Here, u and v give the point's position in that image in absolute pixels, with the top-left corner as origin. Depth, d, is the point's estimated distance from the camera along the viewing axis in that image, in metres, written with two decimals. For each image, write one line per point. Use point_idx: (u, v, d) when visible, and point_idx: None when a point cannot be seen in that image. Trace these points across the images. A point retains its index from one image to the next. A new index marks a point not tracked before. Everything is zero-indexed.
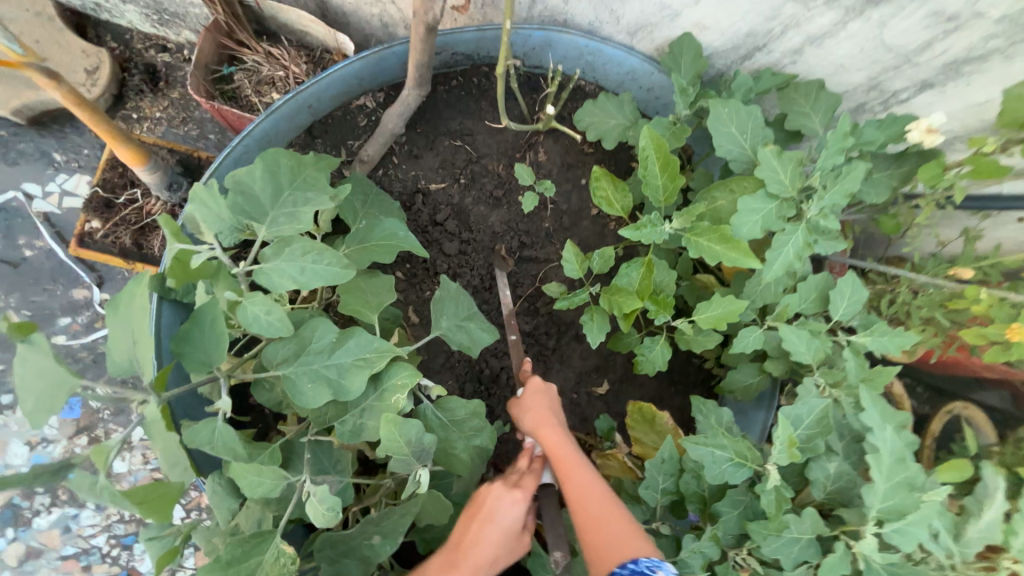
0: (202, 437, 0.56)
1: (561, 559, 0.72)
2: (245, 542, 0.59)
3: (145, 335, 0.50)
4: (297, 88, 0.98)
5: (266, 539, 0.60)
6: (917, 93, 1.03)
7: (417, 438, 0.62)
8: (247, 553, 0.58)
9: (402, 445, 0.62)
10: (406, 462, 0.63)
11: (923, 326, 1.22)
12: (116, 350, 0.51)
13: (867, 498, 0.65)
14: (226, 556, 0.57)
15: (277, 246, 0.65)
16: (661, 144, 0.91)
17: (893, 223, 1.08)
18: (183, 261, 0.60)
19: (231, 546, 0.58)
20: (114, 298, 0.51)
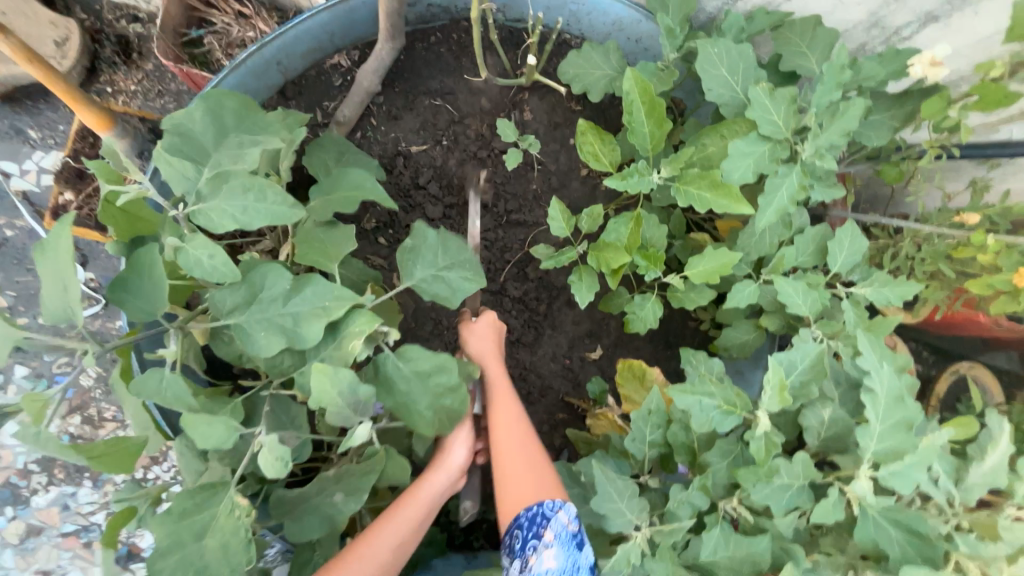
0: (149, 386, 0.56)
1: (470, 507, 0.88)
2: (198, 493, 0.58)
3: (68, 275, 0.53)
4: (262, 42, 0.93)
5: (218, 492, 0.59)
6: (921, 28, 0.96)
7: (349, 391, 0.60)
8: (200, 504, 0.58)
9: (336, 397, 0.60)
10: (342, 415, 0.62)
11: (927, 280, 1.18)
12: (49, 295, 0.54)
13: (861, 439, 0.62)
14: (178, 508, 0.57)
15: (215, 183, 0.65)
16: (646, 87, 0.86)
17: (896, 170, 1.02)
18: (110, 203, 0.61)
19: (184, 498, 0.58)
20: (43, 245, 0.54)
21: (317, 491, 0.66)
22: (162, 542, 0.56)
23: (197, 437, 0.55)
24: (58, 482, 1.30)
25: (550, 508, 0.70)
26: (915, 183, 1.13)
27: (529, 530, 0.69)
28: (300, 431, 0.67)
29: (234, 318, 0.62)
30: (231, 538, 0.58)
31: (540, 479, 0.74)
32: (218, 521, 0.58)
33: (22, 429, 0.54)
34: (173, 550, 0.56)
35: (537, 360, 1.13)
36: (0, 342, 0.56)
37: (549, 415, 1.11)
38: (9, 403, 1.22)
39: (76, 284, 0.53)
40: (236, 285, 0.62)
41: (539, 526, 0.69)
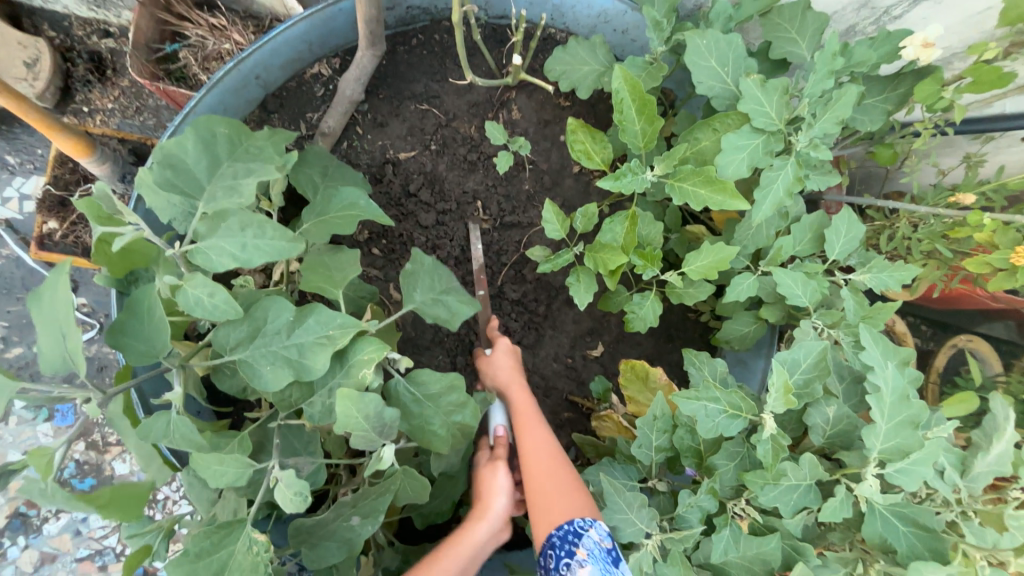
0: (157, 429, 0.55)
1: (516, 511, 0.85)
2: (214, 533, 0.58)
3: (62, 322, 0.50)
4: (238, 56, 0.90)
5: (235, 529, 0.59)
6: (912, 7, 0.94)
7: (377, 411, 0.60)
8: (217, 544, 0.57)
9: (361, 421, 0.60)
10: (367, 438, 0.62)
11: (924, 260, 1.18)
12: (46, 345, 0.52)
13: (867, 439, 0.62)
14: (193, 548, 0.56)
15: (213, 221, 0.62)
16: (636, 85, 0.84)
17: (891, 153, 1.02)
18: (104, 244, 0.60)
19: (199, 538, 0.57)
20: (36, 294, 0.52)
21: (333, 516, 0.65)
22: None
23: (208, 476, 0.55)
24: (69, 509, 1.30)
25: (581, 525, 0.69)
26: (910, 162, 1.12)
27: (561, 549, 0.68)
28: (315, 457, 0.66)
29: (238, 354, 0.61)
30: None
31: (568, 493, 0.72)
32: (236, 557, 0.58)
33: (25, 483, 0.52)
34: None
35: (539, 362, 1.13)
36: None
37: (554, 416, 1.12)
38: (12, 434, 1.22)
39: (72, 330, 0.50)
40: (237, 321, 0.61)
41: (570, 543, 0.67)
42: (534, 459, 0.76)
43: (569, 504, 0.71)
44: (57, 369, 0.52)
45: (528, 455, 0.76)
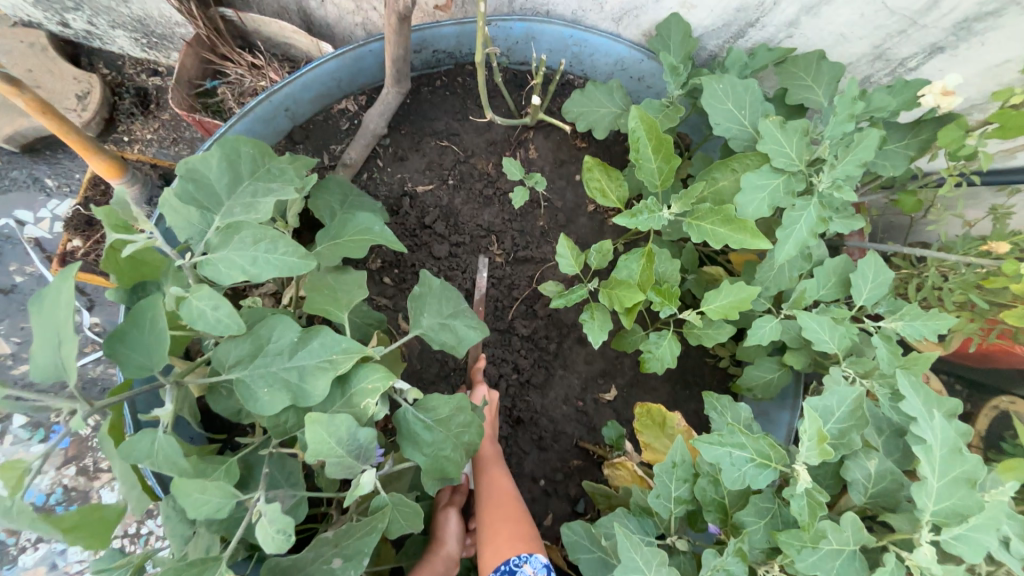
0: (140, 449, 0.52)
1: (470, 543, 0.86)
2: (187, 569, 0.52)
3: (61, 329, 0.49)
4: (270, 89, 0.95)
5: (208, 568, 0.54)
6: (927, 58, 0.96)
7: (352, 436, 0.57)
8: None
9: (334, 447, 0.56)
10: (344, 465, 0.57)
11: (958, 310, 1.12)
12: (40, 352, 0.51)
13: (918, 499, 0.55)
14: None
15: (226, 234, 0.62)
16: (653, 123, 0.85)
17: (915, 199, 1.00)
18: (114, 254, 0.60)
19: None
20: (39, 299, 0.51)
21: (312, 558, 0.57)
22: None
23: (190, 505, 0.51)
24: (48, 539, 1.24)
25: (516, 562, 0.72)
26: (935, 211, 1.10)
27: None
28: (297, 489, 0.62)
29: (236, 373, 0.59)
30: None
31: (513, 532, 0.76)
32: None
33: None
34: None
35: (548, 404, 1.07)
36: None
37: (562, 463, 1.05)
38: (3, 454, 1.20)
39: (69, 339, 0.49)
40: (241, 337, 0.59)
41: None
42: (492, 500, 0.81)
43: (515, 540, 0.75)
44: (49, 377, 0.50)
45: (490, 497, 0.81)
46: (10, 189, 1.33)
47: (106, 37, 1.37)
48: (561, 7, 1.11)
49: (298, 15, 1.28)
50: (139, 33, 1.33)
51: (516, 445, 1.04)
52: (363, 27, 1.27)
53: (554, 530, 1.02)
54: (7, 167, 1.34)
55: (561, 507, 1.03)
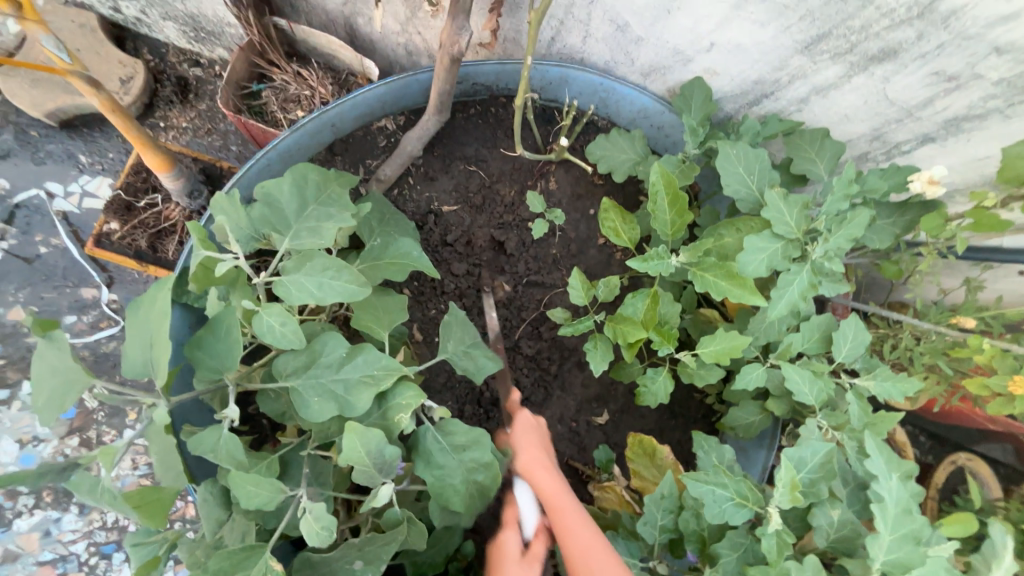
0: (207, 442, 0.59)
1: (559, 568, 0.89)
2: (233, 554, 0.59)
3: (156, 331, 0.54)
4: (322, 107, 1.02)
5: (253, 555, 0.61)
6: (919, 145, 1.06)
7: (377, 449, 0.63)
8: (234, 566, 0.59)
9: (363, 457, 0.63)
10: (368, 474, 0.65)
11: (926, 373, 1.22)
12: (130, 349, 0.56)
13: (870, 548, 0.64)
14: (213, 567, 0.58)
15: (298, 259, 0.68)
16: (671, 180, 0.94)
17: (896, 269, 1.10)
18: (202, 265, 0.65)
19: (219, 558, 0.59)
20: (135, 303, 0.57)
21: (337, 556, 0.67)
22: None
23: (243, 496, 0.57)
24: (44, 507, 1.27)
25: None
26: (914, 280, 1.20)
27: None
28: (327, 489, 0.69)
29: (290, 381, 0.65)
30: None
31: (616, 573, 0.69)
32: None
33: (79, 478, 0.59)
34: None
35: (544, 421, 1.14)
36: (72, 386, 0.60)
37: None
38: (11, 420, 1.26)
39: (163, 342, 0.54)
40: (298, 350, 0.66)
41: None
42: (571, 542, 0.73)
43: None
44: (137, 373, 0.56)
45: (566, 537, 0.74)
46: (44, 161, 1.38)
47: (154, 26, 1.42)
48: (594, 56, 1.20)
49: (344, 29, 1.34)
50: (189, 27, 1.38)
51: None
52: (405, 47, 1.34)
53: None
54: (43, 140, 1.38)
55: None
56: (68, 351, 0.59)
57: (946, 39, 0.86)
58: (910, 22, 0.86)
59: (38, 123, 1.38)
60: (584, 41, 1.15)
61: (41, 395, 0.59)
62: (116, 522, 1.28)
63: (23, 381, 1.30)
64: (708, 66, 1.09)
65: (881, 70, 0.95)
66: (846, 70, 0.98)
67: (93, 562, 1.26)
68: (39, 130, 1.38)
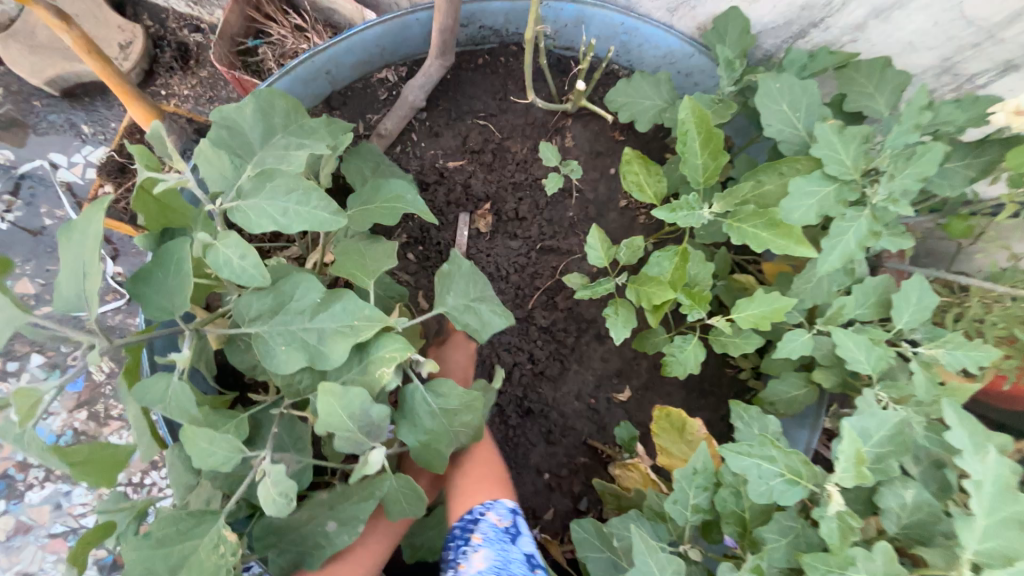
0: (153, 394, 0.53)
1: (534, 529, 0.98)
2: (183, 520, 0.57)
3: (87, 258, 0.48)
4: (314, 51, 0.94)
5: (206, 521, 0.58)
6: (1000, 76, 0.91)
7: (361, 411, 0.56)
8: (183, 532, 0.56)
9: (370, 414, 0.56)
10: (353, 441, 0.58)
11: (999, 346, 1.07)
12: (64, 281, 0.50)
13: (961, 534, 0.53)
14: (157, 533, 0.55)
15: (258, 179, 0.60)
16: (704, 116, 0.81)
17: (966, 224, 0.96)
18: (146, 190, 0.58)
19: (165, 523, 0.56)
20: (67, 227, 0.51)
21: (307, 519, 0.64)
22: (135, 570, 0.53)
23: (196, 454, 0.52)
24: (55, 479, 1.26)
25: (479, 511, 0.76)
26: (986, 240, 1.04)
27: (460, 536, 0.75)
28: (302, 455, 0.64)
29: (257, 327, 0.58)
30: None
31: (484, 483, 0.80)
32: (199, 552, 0.56)
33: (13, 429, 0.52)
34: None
35: (560, 397, 1.05)
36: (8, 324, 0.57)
37: (569, 459, 1.03)
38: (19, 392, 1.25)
39: (93, 272, 0.48)
40: (265, 291, 0.58)
41: (467, 530, 0.75)
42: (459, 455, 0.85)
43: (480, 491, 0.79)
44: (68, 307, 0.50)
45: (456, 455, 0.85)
46: (47, 132, 1.35)
47: None
48: None
49: None
50: None
51: (524, 436, 1.03)
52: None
53: (555, 524, 1.01)
54: (46, 110, 1.35)
55: (562, 503, 1.02)
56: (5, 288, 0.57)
57: None
58: None
59: (41, 92, 1.35)
60: None
61: None
62: None
63: (30, 353, 1.29)
64: None
65: None
66: None
67: None
68: (42, 100, 1.36)
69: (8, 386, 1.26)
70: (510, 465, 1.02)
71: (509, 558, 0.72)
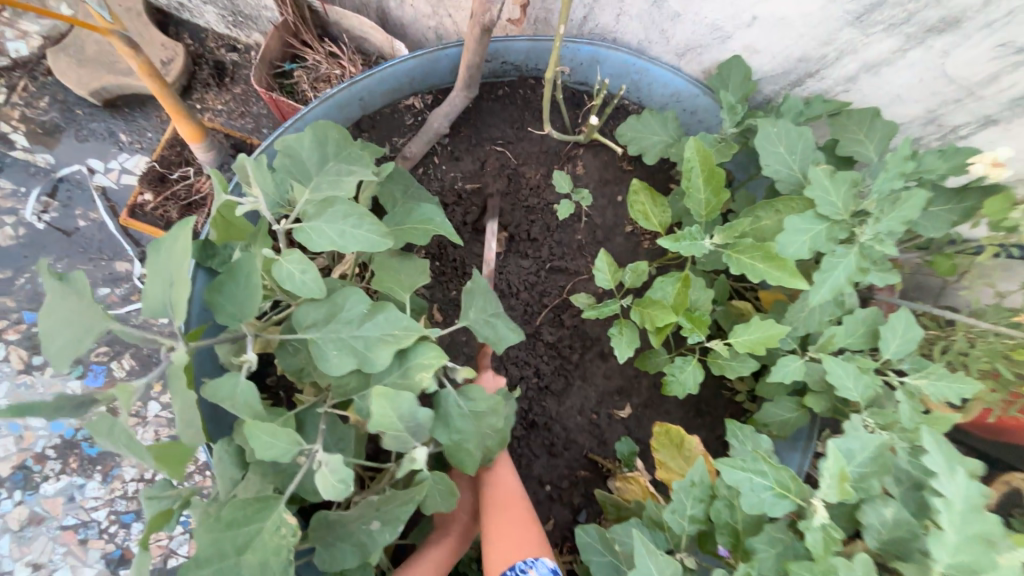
0: (225, 391, 0.61)
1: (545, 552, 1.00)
2: (248, 505, 0.61)
3: (179, 269, 0.55)
4: (351, 80, 1.02)
5: (268, 506, 0.62)
6: (980, 129, 0.98)
7: (410, 412, 0.63)
8: (248, 517, 0.61)
9: (400, 416, 0.62)
10: (401, 438, 0.65)
11: (982, 378, 1.12)
12: (151, 289, 0.56)
13: (933, 549, 0.58)
14: (227, 516, 0.60)
15: (321, 206, 0.69)
16: (707, 156, 0.89)
17: (950, 263, 1.02)
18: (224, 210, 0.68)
19: (233, 508, 0.60)
20: (156, 242, 0.57)
21: (355, 517, 0.67)
22: (202, 551, 0.58)
23: (258, 446, 0.58)
24: (70, 472, 1.30)
25: (523, 566, 0.77)
26: (969, 277, 1.11)
27: None
28: (346, 454, 0.69)
29: (310, 334, 0.66)
30: (271, 557, 0.61)
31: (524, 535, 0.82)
32: (263, 535, 0.61)
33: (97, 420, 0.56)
34: (211, 562, 0.59)
35: (563, 411, 1.10)
36: (92, 331, 0.59)
37: (570, 472, 1.08)
38: (43, 385, 1.30)
39: (179, 283, 0.55)
40: (318, 302, 0.66)
41: None
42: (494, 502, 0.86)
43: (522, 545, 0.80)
44: (156, 312, 0.56)
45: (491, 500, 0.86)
46: (87, 139, 1.43)
47: (196, 11, 1.47)
48: (627, 36, 1.17)
49: (376, 13, 1.36)
50: (227, 11, 1.42)
51: (528, 447, 1.07)
52: (435, 31, 1.34)
53: (555, 534, 1.05)
54: (87, 119, 1.43)
55: (562, 513, 1.06)
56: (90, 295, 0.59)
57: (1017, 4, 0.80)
58: None
59: (84, 102, 1.43)
60: (617, 19, 1.12)
61: (53, 341, 0.57)
62: (136, 493, 1.29)
63: None
64: (749, 44, 1.04)
65: (941, 43, 0.89)
66: (901, 43, 0.91)
67: (113, 531, 1.28)
68: (84, 109, 1.44)
69: (32, 380, 1.31)
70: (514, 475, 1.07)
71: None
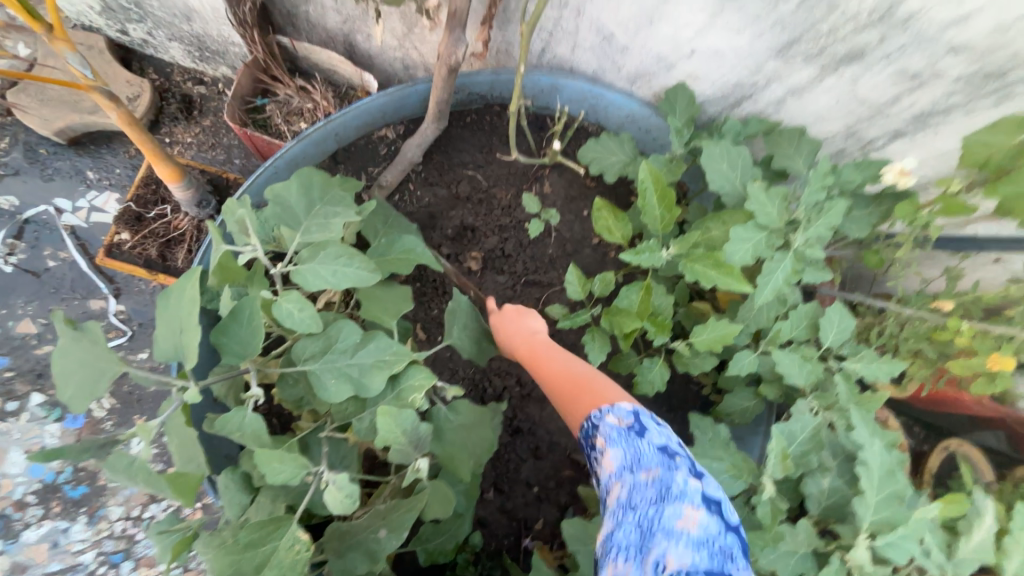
0: (234, 423, 0.66)
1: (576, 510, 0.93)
2: (262, 527, 0.66)
3: (183, 318, 0.61)
4: (325, 118, 1.08)
5: (281, 526, 0.67)
6: (891, 140, 1.13)
7: (411, 428, 0.69)
8: (263, 537, 0.66)
9: (399, 435, 0.68)
10: (404, 452, 0.70)
11: (913, 358, 1.26)
12: (162, 336, 0.63)
13: (861, 509, 0.73)
14: (244, 539, 0.65)
15: (314, 249, 0.75)
16: (659, 177, 0.99)
17: (876, 258, 1.15)
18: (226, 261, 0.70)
19: (250, 530, 0.65)
20: (167, 293, 0.64)
21: (364, 527, 0.73)
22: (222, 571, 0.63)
23: (268, 471, 0.63)
24: (53, 517, 1.27)
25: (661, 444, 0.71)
26: (896, 268, 1.25)
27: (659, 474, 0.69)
28: (350, 470, 0.76)
29: (308, 365, 0.72)
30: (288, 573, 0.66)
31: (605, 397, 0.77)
32: (279, 552, 0.66)
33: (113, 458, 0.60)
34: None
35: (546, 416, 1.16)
36: (107, 372, 0.65)
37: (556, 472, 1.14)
38: (19, 431, 1.28)
39: (187, 329, 0.60)
40: (316, 335, 0.73)
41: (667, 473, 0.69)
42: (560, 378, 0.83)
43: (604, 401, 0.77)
44: (168, 356, 0.62)
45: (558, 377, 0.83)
46: (53, 177, 1.42)
47: (161, 47, 1.48)
48: (582, 65, 1.27)
49: (343, 45, 1.41)
50: (193, 46, 1.45)
51: (515, 452, 1.13)
52: (401, 61, 1.40)
53: (545, 532, 1.11)
54: (53, 157, 1.42)
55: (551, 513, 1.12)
56: (104, 342, 0.65)
57: (906, 40, 0.93)
58: (872, 26, 0.93)
59: (47, 141, 1.42)
60: (572, 51, 1.22)
61: (70, 386, 0.62)
62: (124, 531, 1.29)
63: (31, 391, 1.32)
64: (690, 72, 1.16)
65: (850, 72, 1.02)
66: (818, 72, 1.04)
67: (103, 572, 1.26)
68: (48, 148, 1.43)
69: (7, 426, 1.29)
70: (503, 481, 1.13)
71: (639, 451, 0.68)
